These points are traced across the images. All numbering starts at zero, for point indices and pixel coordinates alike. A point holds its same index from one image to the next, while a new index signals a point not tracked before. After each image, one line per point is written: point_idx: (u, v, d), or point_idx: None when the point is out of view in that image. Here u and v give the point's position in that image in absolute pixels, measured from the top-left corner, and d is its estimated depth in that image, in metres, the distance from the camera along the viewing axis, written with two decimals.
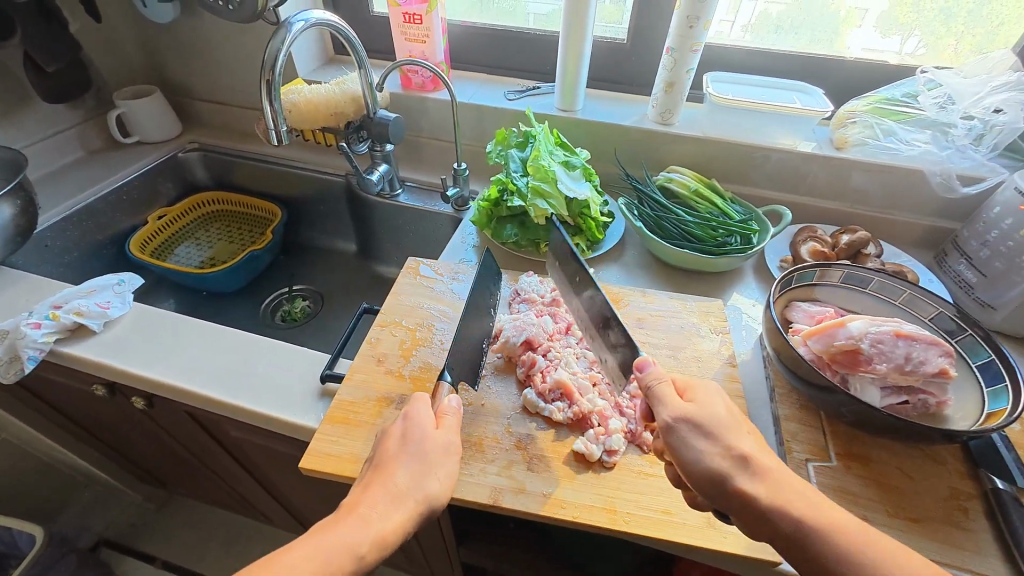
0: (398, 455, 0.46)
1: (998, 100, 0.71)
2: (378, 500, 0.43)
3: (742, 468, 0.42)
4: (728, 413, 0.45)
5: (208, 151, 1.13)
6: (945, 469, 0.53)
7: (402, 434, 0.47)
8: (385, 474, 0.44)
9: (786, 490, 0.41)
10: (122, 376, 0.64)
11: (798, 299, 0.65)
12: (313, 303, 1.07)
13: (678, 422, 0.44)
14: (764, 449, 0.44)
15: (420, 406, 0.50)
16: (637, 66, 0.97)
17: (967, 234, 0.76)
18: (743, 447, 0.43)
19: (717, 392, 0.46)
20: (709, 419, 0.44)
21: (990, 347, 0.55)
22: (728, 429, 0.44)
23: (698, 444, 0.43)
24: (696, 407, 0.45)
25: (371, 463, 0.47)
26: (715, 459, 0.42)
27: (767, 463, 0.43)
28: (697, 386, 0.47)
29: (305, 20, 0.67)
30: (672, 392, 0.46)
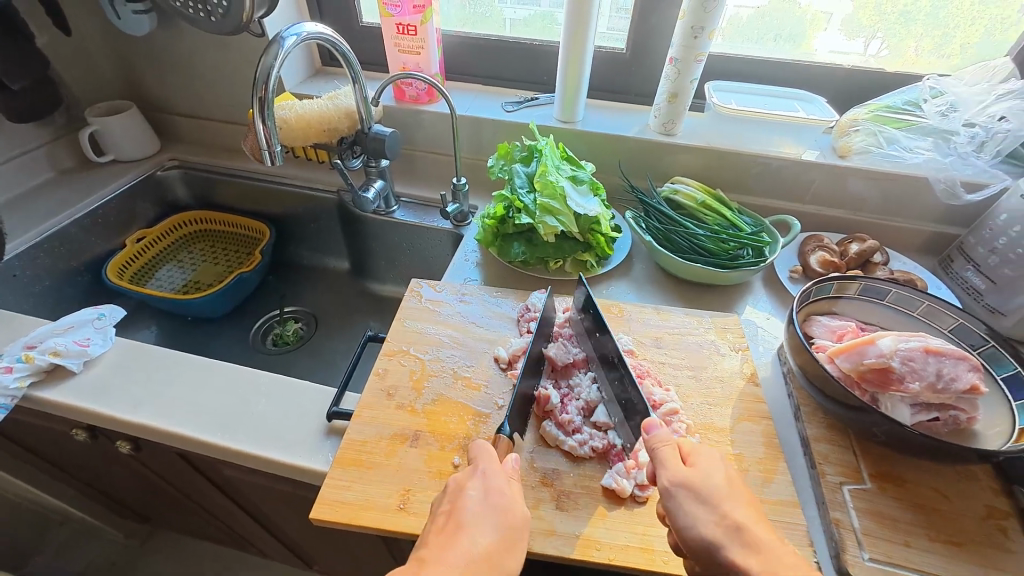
0: (480, 517, 0.43)
1: (1003, 108, 0.72)
2: (458, 565, 0.39)
3: (733, 536, 0.40)
4: (728, 484, 0.43)
5: (189, 168, 1.07)
6: (980, 487, 0.52)
7: (483, 491, 0.44)
8: (464, 533, 0.41)
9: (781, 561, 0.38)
10: (105, 420, 0.59)
11: (817, 314, 0.64)
12: (305, 325, 1.02)
13: (676, 487, 0.43)
14: (761, 522, 0.41)
15: (494, 463, 0.47)
16: (636, 76, 0.96)
17: (973, 240, 0.76)
18: (736, 515, 0.41)
19: (716, 459, 0.45)
20: (708, 488, 0.43)
21: (1015, 358, 0.55)
22: (723, 498, 0.42)
23: (691, 511, 0.42)
24: (696, 475, 0.43)
25: (437, 518, 0.44)
26: (708, 528, 0.41)
27: (762, 538, 0.40)
28: (699, 451, 0.46)
29: (298, 34, 0.63)
30: (674, 456, 0.45)
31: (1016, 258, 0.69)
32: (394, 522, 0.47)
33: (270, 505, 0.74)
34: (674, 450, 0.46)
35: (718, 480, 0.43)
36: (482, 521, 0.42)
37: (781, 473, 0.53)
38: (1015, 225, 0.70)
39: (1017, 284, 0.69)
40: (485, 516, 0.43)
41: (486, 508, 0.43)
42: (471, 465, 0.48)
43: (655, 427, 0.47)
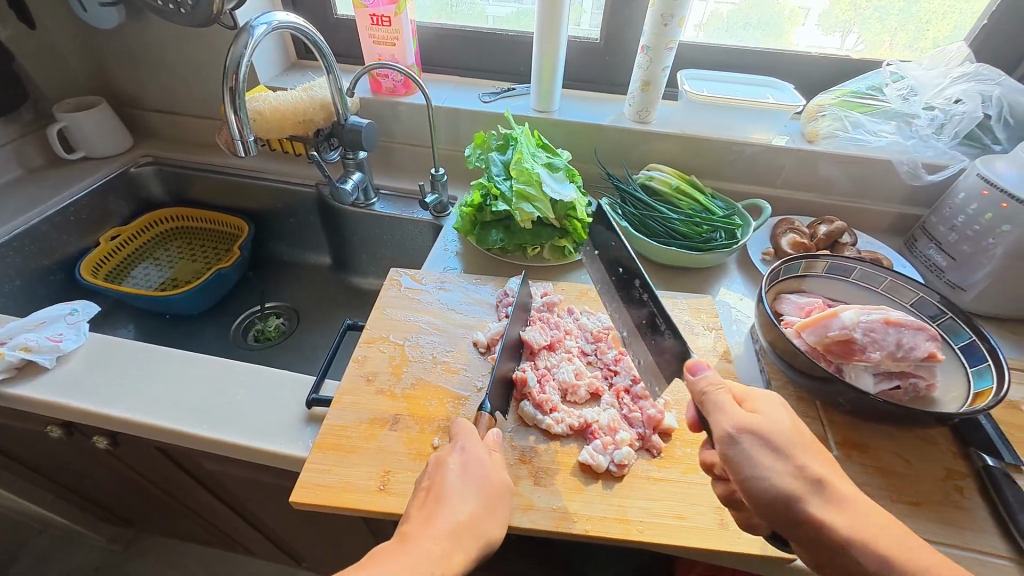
0: (460, 489, 0.44)
1: (958, 91, 0.75)
2: (441, 535, 0.40)
3: (814, 489, 0.40)
4: (793, 428, 0.43)
5: (164, 164, 1.05)
6: (939, 451, 0.54)
7: (462, 465, 0.45)
8: (447, 505, 0.42)
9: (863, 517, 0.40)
10: (81, 415, 0.58)
11: (787, 292, 0.66)
12: (287, 321, 1.02)
13: (740, 434, 0.42)
14: (838, 472, 0.42)
15: (470, 439, 0.48)
16: (611, 65, 0.97)
17: (934, 219, 0.79)
18: (814, 468, 0.41)
19: (778, 403, 0.45)
20: (774, 434, 0.42)
21: (971, 328, 0.57)
22: (797, 451, 0.41)
23: (760, 460, 0.41)
24: (760, 420, 0.43)
25: (420, 494, 0.44)
26: (784, 482, 0.40)
27: (842, 490, 0.41)
28: (756, 397, 0.45)
29: (268, 24, 0.63)
30: (730, 400, 0.44)
31: (973, 236, 0.72)
32: (375, 502, 0.48)
33: (253, 499, 0.74)
34: (727, 394, 0.44)
35: (782, 424, 0.43)
36: (463, 493, 0.43)
37: None
38: (972, 203, 0.72)
39: (975, 259, 0.72)
40: (465, 488, 0.44)
41: (466, 479, 0.44)
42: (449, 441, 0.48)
43: (703, 369, 0.45)
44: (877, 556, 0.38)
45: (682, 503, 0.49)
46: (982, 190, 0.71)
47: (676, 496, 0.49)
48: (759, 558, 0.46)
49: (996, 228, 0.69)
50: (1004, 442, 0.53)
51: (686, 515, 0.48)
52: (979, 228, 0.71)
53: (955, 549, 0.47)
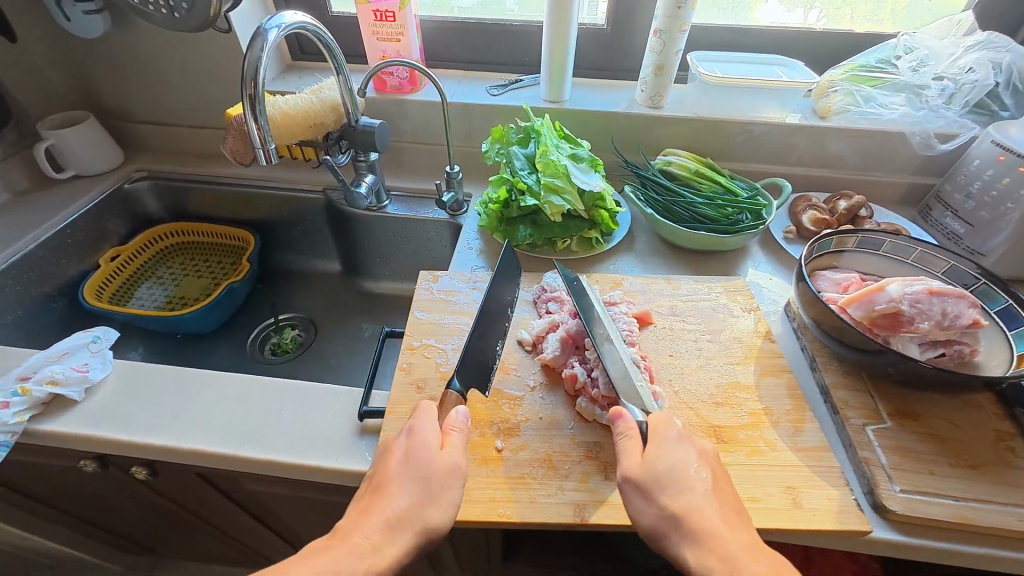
0: (400, 478, 0.43)
1: (971, 60, 0.77)
2: (373, 528, 0.40)
3: (672, 531, 0.40)
4: (682, 471, 0.43)
5: (159, 178, 1.01)
6: (986, 414, 0.56)
7: (405, 452, 0.44)
8: (384, 497, 0.42)
9: (728, 555, 0.39)
10: (117, 447, 0.56)
11: (822, 269, 0.67)
12: (303, 332, 0.99)
13: (626, 479, 0.43)
14: (716, 514, 0.41)
15: (425, 420, 0.47)
16: (618, 51, 0.96)
17: (949, 187, 0.81)
18: (696, 513, 0.41)
19: (675, 447, 0.45)
20: (653, 478, 0.42)
21: (1005, 292, 0.59)
22: (682, 495, 0.42)
23: (640, 502, 0.42)
24: (649, 467, 0.43)
25: (367, 485, 0.44)
26: (651, 522, 0.41)
27: (711, 532, 0.40)
28: (664, 439, 0.45)
29: (281, 25, 0.60)
30: (636, 443, 0.45)
31: (991, 202, 0.74)
32: None
33: (296, 517, 0.72)
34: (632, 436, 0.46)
35: (681, 471, 0.43)
36: (403, 482, 0.42)
37: (808, 421, 0.55)
38: (988, 169, 0.74)
39: (993, 225, 0.74)
40: (406, 477, 0.43)
41: (407, 467, 0.43)
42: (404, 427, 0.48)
43: (618, 416, 0.47)
44: None
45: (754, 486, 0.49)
46: (998, 156, 0.73)
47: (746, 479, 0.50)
48: (834, 533, 0.47)
49: (1014, 192, 0.71)
50: None
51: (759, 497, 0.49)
52: (996, 193, 0.73)
53: (1017, 508, 0.48)
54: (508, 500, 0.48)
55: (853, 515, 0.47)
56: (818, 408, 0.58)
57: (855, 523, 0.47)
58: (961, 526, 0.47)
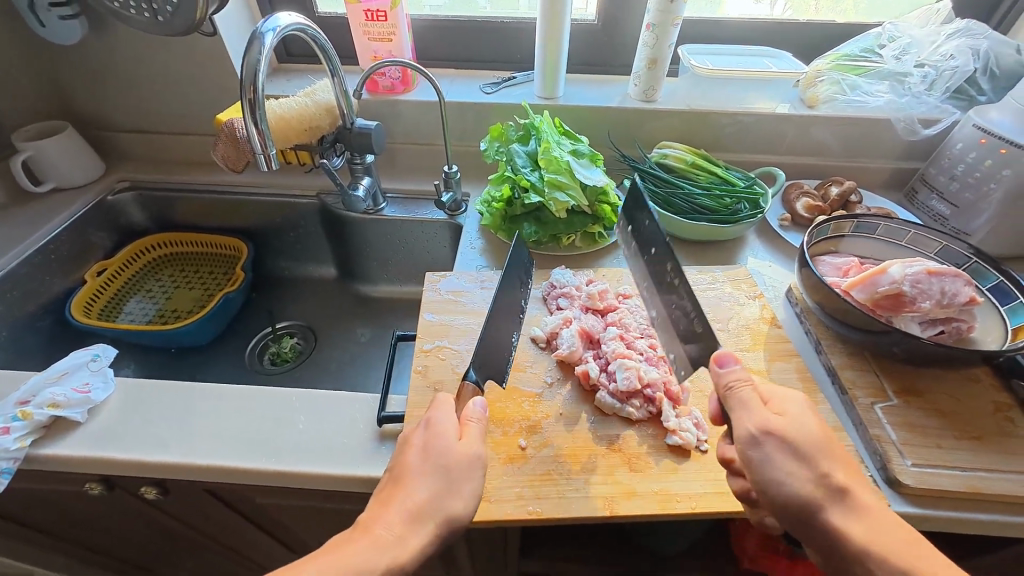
0: (421, 469, 0.43)
1: (952, 47, 0.80)
2: (396, 518, 0.40)
3: (836, 499, 0.41)
4: (820, 431, 0.43)
5: (144, 188, 0.98)
6: (984, 386, 0.58)
7: (425, 443, 0.44)
8: (404, 488, 0.42)
9: (882, 526, 0.41)
10: (126, 467, 0.54)
11: (822, 254, 0.69)
12: (302, 339, 0.97)
13: (765, 436, 0.43)
14: (859, 480, 0.43)
15: (443, 413, 0.47)
16: (609, 46, 0.96)
17: (933, 171, 0.84)
18: (835, 475, 0.42)
19: (805, 407, 0.45)
20: (798, 437, 0.43)
21: (996, 270, 0.61)
22: (820, 456, 0.42)
23: (783, 465, 0.42)
24: (786, 423, 0.43)
25: (386, 477, 0.44)
26: (804, 487, 0.41)
27: (863, 499, 0.42)
28: (784, 398, 0.45)
29: (276, 28, 0.58)
30: (756, 399, 0.45)
31: (975, 183, 0.77)
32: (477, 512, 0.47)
33: (309, 529, 0.70)
34: (754, 392, 0.45)
35: (811, 429, 0.43)
36: (424, 473, 0.43)
37: (819, 403, 0.57)
38: (971, 152, 0.77)
39: (976, 206, 0.77)
40: (426, 468, 0.43)
41: (427, 458, 0.43)
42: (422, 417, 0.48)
43: (729, 364, 0.45)
44: (891, 562, 0.39)
45: None
46: (980, 139, 0.76)
47: None
48: None
49: (997, 173, 0.74)
50: None
51: None
52: (980, 175, 0.76)
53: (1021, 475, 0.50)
54: (537, 496, 0.48)
55: None
56: (826, 389, 0.60)
57: None
58: (971, 494, 0.49)
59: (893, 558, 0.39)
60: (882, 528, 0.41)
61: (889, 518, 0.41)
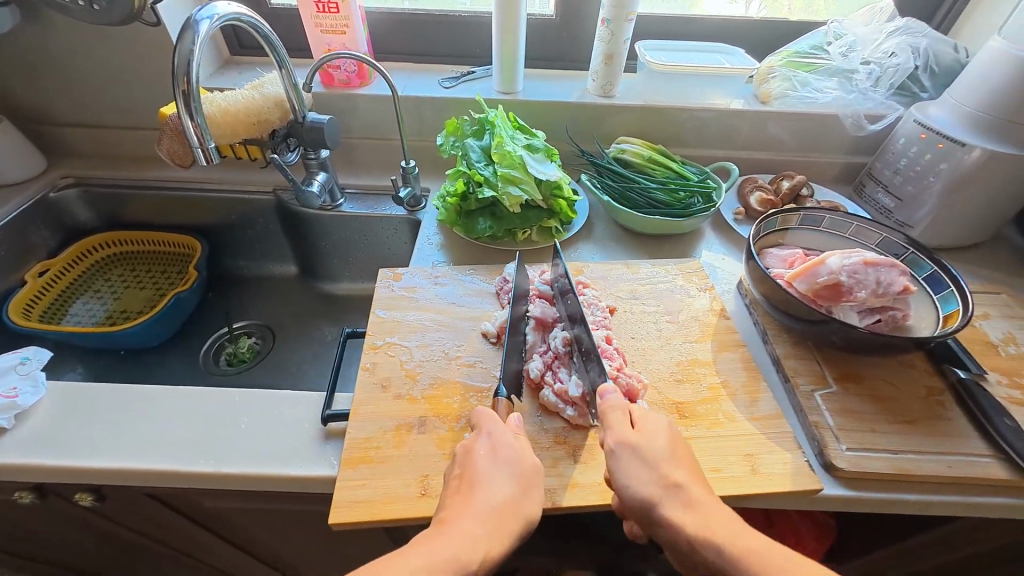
0: (491, 471, 0.45)
1: (893, 44, 0.83)
2: (481, 516, 0.41)
3: (672, 496, 0.43)
4: (669, 448, 0.46)
5: (88, 185, 0.94)
6: (919, 372, 0.61)
7: (491, 450, 0.46)
8: (481, 490, 0.43)
9: (713, 522, 0.41)
10: (56, 474, 0.52)
11: (769, 247, 0.70)
12: (260, 339, 0.95)
13: (620, 447, 0.45)
14: (700, 481, 0.44)
15: (495, 425, 0.49)
16: (569, 41, 0.97)
17: (879, 165, 0.86)
18: (676, 477, 0.44)
19: (665, 427, 0.48)
20: (648, 449, 0.45)
21: (931, 260, 0.64)
22: (665, 463, 0.45)
23: (631, 469, 0.44)
24: (640, 437, 0.46)
25: (450, 483, 0.45)
26: (646, 488, 0.43)
27: (698, 497, 0.43)
28: (646, 416, 0.48)
29: (213, 16, 0.57)
30: (623, 418, 0.48)
31: (916, 176, 0.79)
32: (420, 509, 0.46)
33: (263, 533, 0.69)
34: (624, 413, 0.48)
35: (661, 444, 0.46)
36: (496, 475, 0.44)
37: (762, 391, 0.58)
38: (912, 147, 0.80)
39: (918, 198, 0.80)
40: (497, 470, 0.45)
41: (496, 462, 0.45)
42: (475, 431, 0.49)
43: (609, 392, 0.49)
44: (724, 555, 0.39)
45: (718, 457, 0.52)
46: (920, 134, 0.78)
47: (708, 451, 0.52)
48: (790, 494, 0.50)
49: (935, 167, 0.76)
50: (967, 355, 0.60)
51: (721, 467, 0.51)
52: (920, 168, 0.78)
53: (948, 457, 0.52)
54: None
55: (806, 476, 0.50)
56: (770, 378, 0.61)
57: (808, 483, 0.50)
58: (901, 476, 0.51)
59: (724, 550, 0.40)
60: (719, 525, 0.41)
61: (721, 514, 0.42)
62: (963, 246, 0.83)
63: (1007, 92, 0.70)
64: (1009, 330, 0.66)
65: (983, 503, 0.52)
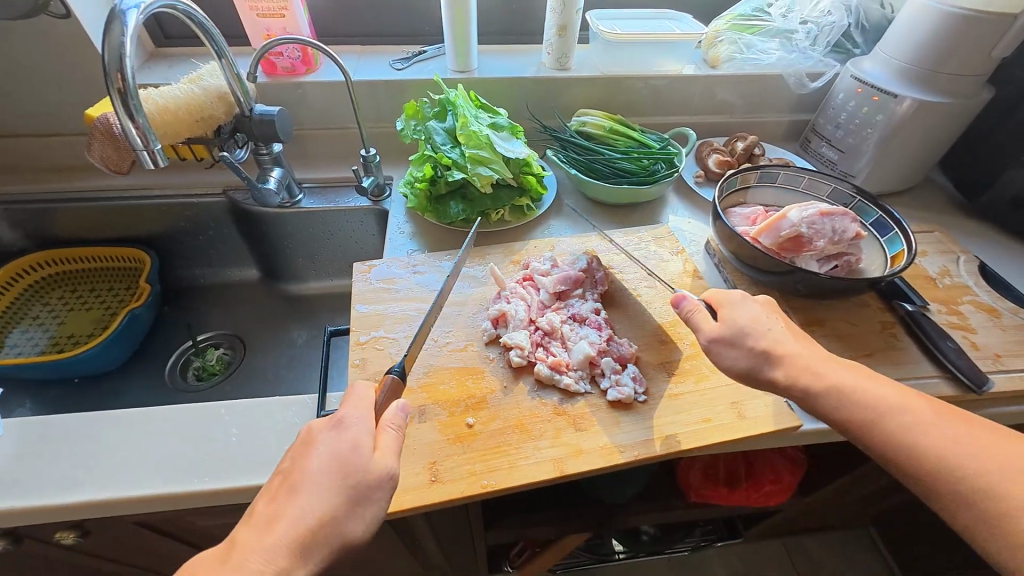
0: (309, 481, 0.40)
1: (829, 3, 0.86)
2: (280, 535, 0.38)
3: (782, 367, 0.49)
4: (754, 323, 0.52)
5: (7, 201, 0.84)
6: (873, 309, 0.66)
7: (330, 449, 0.42)
8: (297, 502, 0.39)
9: (838, 378, 0.49)
10: (30, 516, 0.48)
11: (732, 206, 0.73)
12: (230, 350, 0.90)
13: (715, 343, 0.51)
14: (813, 351, 0.51)
15: (356, 413, 0.44)
16: (519, 14, 0.95)
17: (822, 121, 0.91)
18: (786, 351, 0.50)
19: (746, 305, 0.54)
20: (736, 335, 0.51)
21: (876, 206, 0.69)
22: (761, 338, 0.51)
23: (733, 354, 0.51)
24: (726, 327, 0.52)
25: (275, 481, 0.42)
26: (745, 364, 0.50)
27: (810, 362, 0.50)
28: (728, 303, 0.54)
29: (141, 4, 0.52)
30: (706, 315, 0.53)
31: (855, 129, 0.85)
32: (430, 496, 0.47)
33: None
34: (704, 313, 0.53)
35: (756, 324, 0.52)
36: (319, 487, 0.40)
37: None
38: (851, 101, 0.85)
39: (858, 149, 0.86)
40: (323, 478, 0.40)
41: (325, 469, 0.41)
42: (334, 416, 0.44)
43: (682, 300, 0.55)
44: (854, 403, 0.47)
45: (708, 408, 0.55)
46: (856, 89, 0.83)
47: (697, 404, 0.55)
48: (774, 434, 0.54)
49: (873, 119, 0.81)
50: (911, 289, 0.67)
51: (713, 417, 0.54)
52: (859, 121, 0.84)
53: (904, 381, 0.58)
54: (488, 470, 0.49)
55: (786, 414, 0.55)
56: None
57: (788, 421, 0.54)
58: None
59: (851, 400, 0.47)
60: (843, 380, 0.48)
61: (840, 371, 0.49)
62: (899, 191, 0.90)
63: (929, 44, 0.75)
64: (944, 263, 0.73)
65: None
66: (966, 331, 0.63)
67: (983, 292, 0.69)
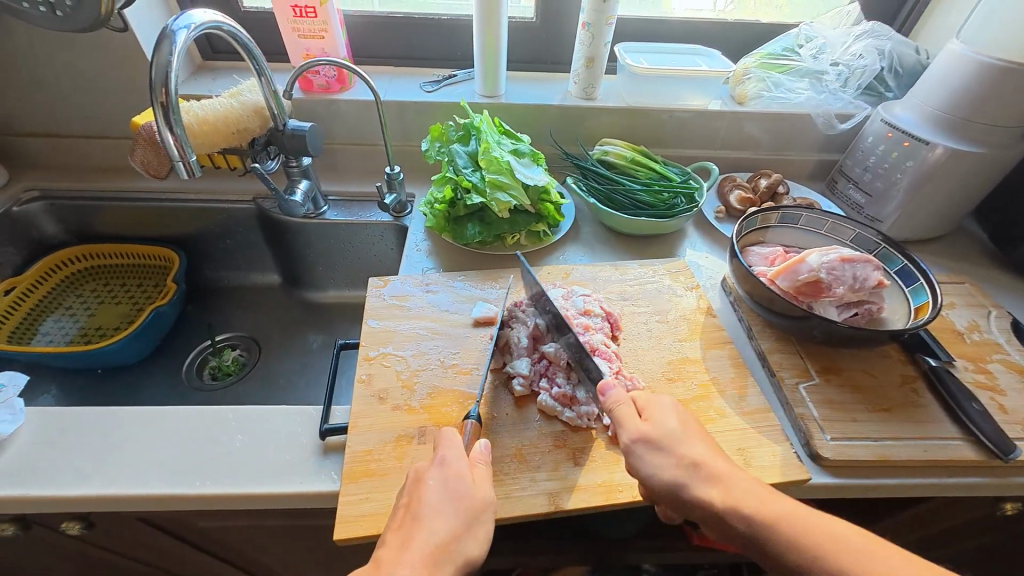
0: (435, 506, 0.43)
1: (860, 47, 0.87)
2: (412, 559, 0.41)
3: (694, 474, 0.46)
4: (678, 426, 0.49)
5: (55, 197, 0.90)
6: (894, 361, 0.64)
7: (441, 479, 0.45)
8: (422, 527, 0.42)
9: (733, 488, 0.45)
10: (41, 505, 0.50)
11: (751, 245, 0.73)
12: (245, 352, 0.93)
13: (636, 442, 0.48)
14: (718, 456, 0.48)
15: (451, 451, 0.47)
16: (548, 44, 0.98)
17: (850, 163, 0.90)
18: (693, 455, 0.47)
19: (668, 407, 0.51)
20: (660, 436, 0.48)
21: (902, 254, 0.67)
22: (680, 444, 0.48)
23: (650, 460, 0.47)
24: (651, 427, 0.49)
25: (398, 513, 0.44)
26: (669, 472, 0.46)
27: (717, 469, 0.47)
28: (652, 405, 0.51)
29: (190, 25, 0.56)
30: (630, 412, 0.50)
31: (884, 173, 0.83)
32: None
33: (257, 552, 0.67)
34: (632, 407, 0.51)
35: (671, 425, 0.49)
36: (442, 511, 0.43)
37: (750, 387, 0.60)
38: (880, 145, 0.83)
39: (887, 194, 0.84)
40: (441, 505, 0.43)
41: (445, 497, 0.44)
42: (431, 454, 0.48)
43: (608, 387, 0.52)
44: (747, 518, 0.44)
45: None
46: (886, 133, 0.82)
47: None
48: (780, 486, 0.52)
49: (902, 164, 0.80)
50: (936, 343, 0.64)
51: None
52: (888, 165, 0.82)
53: (924, 441, 0.55)
54: None
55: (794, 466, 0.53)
56: (756, 373, 0.63)
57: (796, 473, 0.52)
58: (881, 462, 0.54)
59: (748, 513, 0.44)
60: (738, 491, 0.45)
61: (744, 480, 0.46)
62: (928, 238, 0.87)
63: (963, 92, 0.73)
64: (973, 318, 0.70)
65: (957, 482, 0.55)
66: (994, 392, 0.60)
67: (1014, 350, 0.66)
